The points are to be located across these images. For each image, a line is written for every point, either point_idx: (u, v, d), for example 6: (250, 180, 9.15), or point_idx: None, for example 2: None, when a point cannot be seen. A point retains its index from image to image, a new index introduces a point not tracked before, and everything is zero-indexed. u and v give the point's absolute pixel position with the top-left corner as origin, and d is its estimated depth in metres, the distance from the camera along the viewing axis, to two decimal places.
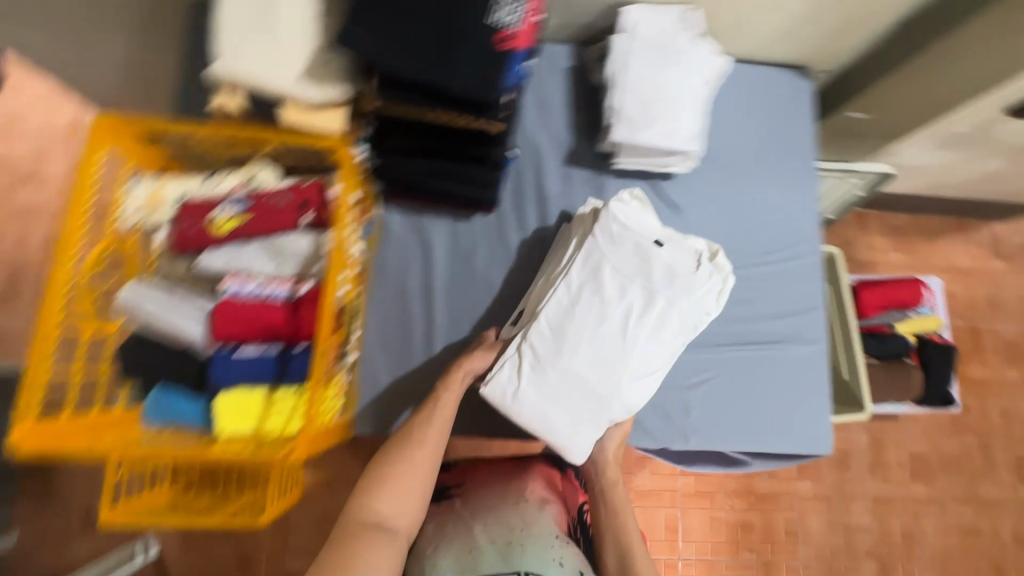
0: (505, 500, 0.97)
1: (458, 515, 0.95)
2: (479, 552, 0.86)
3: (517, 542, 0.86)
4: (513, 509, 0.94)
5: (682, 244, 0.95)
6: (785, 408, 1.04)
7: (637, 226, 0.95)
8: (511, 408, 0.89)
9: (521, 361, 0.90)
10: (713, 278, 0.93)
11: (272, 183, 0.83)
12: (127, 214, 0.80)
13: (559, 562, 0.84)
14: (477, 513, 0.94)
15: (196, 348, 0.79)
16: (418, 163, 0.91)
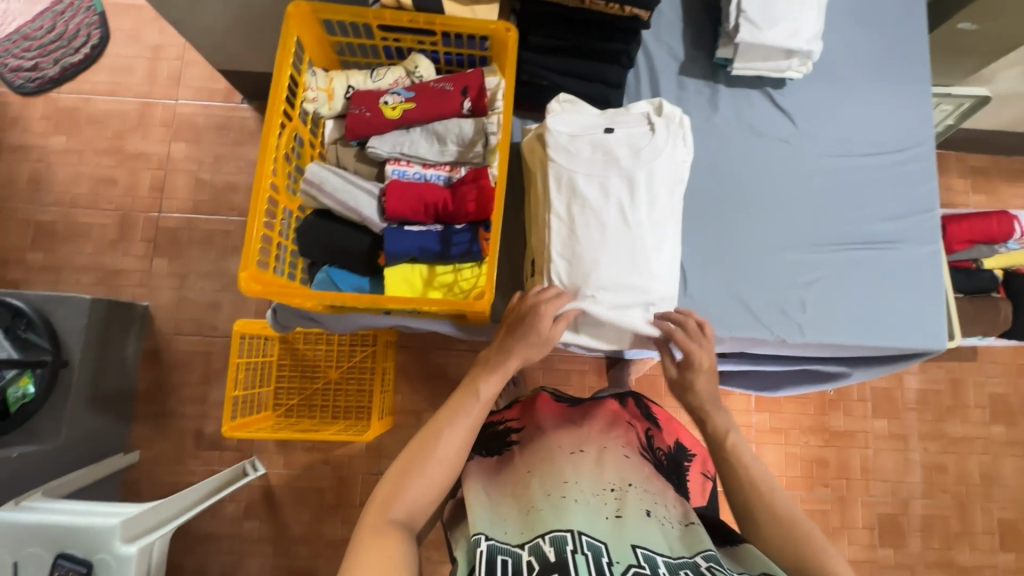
0: (558, 446, 0.94)
1: (516, 466, 0.93)
2: (532, 511, 0.84)
3: (572, 499, 0.84)
4: (567, 458, 0.91)
5: (625, 118, 0.92)
6: (898, 304, 1.07)
7: (586, 119, 0.92)
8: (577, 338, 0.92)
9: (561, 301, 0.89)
10: (673, 127, 0.92)
11: (431, 76, 0.89)
12: (307, 101, 0.87)
13: (618, 516, 0.83)
14: (534, 465, 0.92)
15: (369, 224, 0.87)
16: (556, 60, 0.95)
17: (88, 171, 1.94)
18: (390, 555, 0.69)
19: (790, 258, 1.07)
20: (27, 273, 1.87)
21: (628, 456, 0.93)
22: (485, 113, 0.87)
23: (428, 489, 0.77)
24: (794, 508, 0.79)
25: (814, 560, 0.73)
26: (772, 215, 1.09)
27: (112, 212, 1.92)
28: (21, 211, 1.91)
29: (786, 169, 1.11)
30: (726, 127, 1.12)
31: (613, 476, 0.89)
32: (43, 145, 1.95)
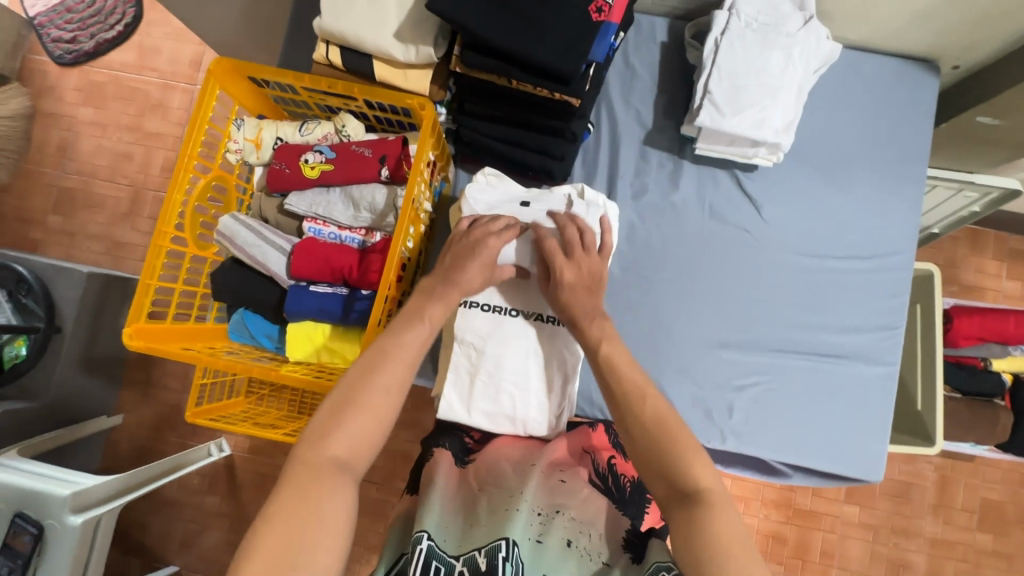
0: (505, 466, 0.77)
1: (467, 480, 0.76)
2: (471, 525, 0.67)
3: (505, 509, 0.67)
4: (511, 472, 0.76)
5: (546, 196, 0.88)
6: (834, 422, 0.99)
7: (504, 195, 0.88)
8: (472, 421, 0.85)
9: (459, 372, 0.86)
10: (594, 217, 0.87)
11: (358, 136, 0.88)
12: (232, 151, 0.88)
13: (540, 541, 0.65)
14: (487, 479, 0.75)
15: (278, 279, 0.88)
16: (492, 127, 0.92)
17: (109, 145, 2.04)
18: (316, 507, 0.58)
19: (727, 356, 1.02)
20: (46, 234, 2.01)
21: (565, 481, 0.74)
22: (402, 181, 0.86)
23: (371, 428, 0.65)
24: (669, 419, 0.67)
25: (688, 481, 0.62)
26: (715, 308, 1.03)
27: (125, 187, 2.02)
28: (46, 176, 2.04)
29: (742, 260, 1.04)
30: (683, 208, 1.05)
31: (547, 499, 0.71)
32: (72, 115, 2.07)
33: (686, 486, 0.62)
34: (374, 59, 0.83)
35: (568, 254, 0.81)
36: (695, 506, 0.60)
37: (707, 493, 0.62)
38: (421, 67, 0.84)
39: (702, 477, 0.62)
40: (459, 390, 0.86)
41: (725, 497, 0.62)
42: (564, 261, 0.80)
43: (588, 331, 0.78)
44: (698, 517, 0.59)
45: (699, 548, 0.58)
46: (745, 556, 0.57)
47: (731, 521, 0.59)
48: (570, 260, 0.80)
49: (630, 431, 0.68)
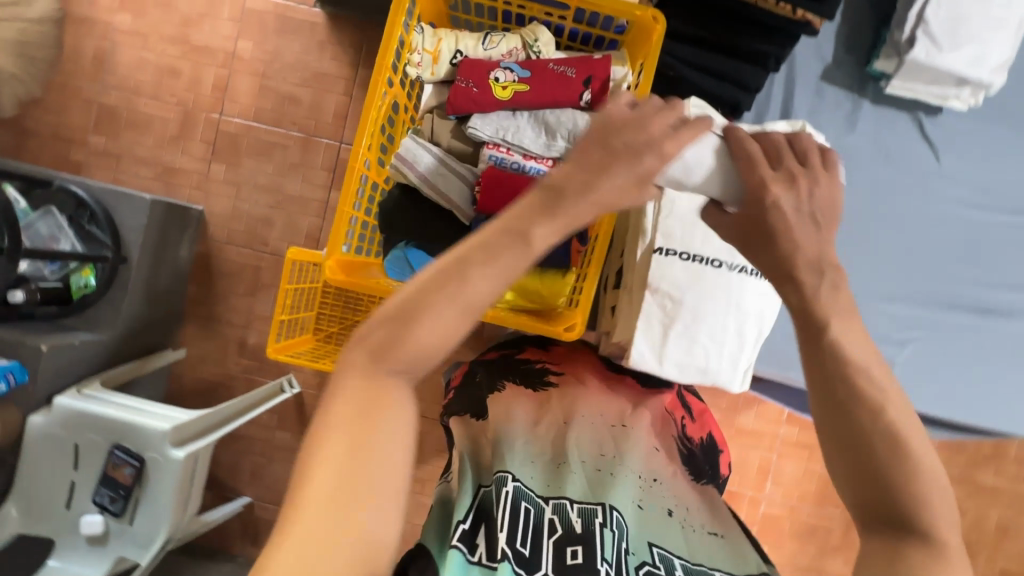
0: (601, 415, 0.80)
1: (550, 407, 0.80)
2: (561, 466, 0.71)
3: (601, 471, 0.72)
4: (607, 432, 0.77)
5: None
6: (989, 379, 0.99)
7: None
8: (664, 369, 0.82)
9: (653, 320, 0.82)
10: None
11: (550, 52, 0.79)
12: (411, 64, 0.78)
13: (642, 506, 0.68)
14: (573, 414, 0.79)
15: (458, 213, 0.80)
16: (692, 51, 0.83)
17: (153, 58, 1.58)
18: (379, 420, 0.46)
19: (890, 311, 0.99)
20: (89, 157, 1.61)
21: (658, 450, 0.78)
22: (603, 107, 0.78)
23: (449, 337, 0.47)
24: (904, 433, 0.49)
25: (917, 521, 0.49)
26: (881, 263, 0.99)
27: (174, 108, 1.59)
28: (80, 91, 1.59)
29: (913, 212, 0.99)
30: (857, 154, 0.99)
31: (647, 465, 0.74)
32: (107, 22, 1.57)
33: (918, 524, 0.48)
34: None
35: (775, 163, 0.54)
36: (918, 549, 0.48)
37: (937, 538, 0.48)
38: None
39: (938, 519, 0.48)
40: (650, 336, 0.82)
41: (957, 551, 0.49)
42: (769, 171, 0.54)
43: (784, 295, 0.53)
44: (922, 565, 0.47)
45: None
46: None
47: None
48: (779, 170, 0.53)
49: (855, 448, 0.50)
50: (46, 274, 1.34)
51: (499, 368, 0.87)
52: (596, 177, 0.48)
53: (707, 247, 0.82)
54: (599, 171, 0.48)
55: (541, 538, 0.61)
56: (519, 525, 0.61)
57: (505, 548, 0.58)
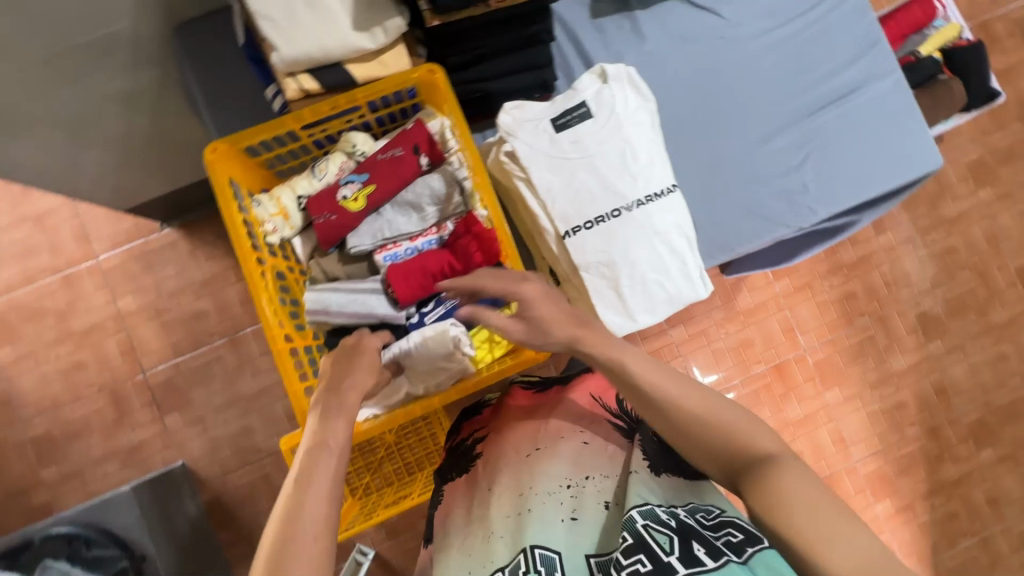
0: (511, 450, 0.84)
1: (477, 483, 0.83)
2: (490, 538, 0.75)
3: (519, 513, 0.74)
4: (523, 464, 0.80)
5: (571, 99, 0.86)
6: (882, 143, 1.08)
7: (539, 121, 0.86)
8: (638, 322, 0.87)
9: (603, 292, 0.86)
10: (624, 87, 0.87)
11: (372, 147, 0.84)
12: (269, 234, 0.80)
13: (576, 517, 0.73)
14: (497, 476, 0.82)
15: (391, 321, 0.82)
16: (482, 69, 0.89)
17: (51, 368, 1.47)
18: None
19: (775, 146, 1.06)
20: (50, 494, 1.46)
21: (586, 442, 0.81)
22: (443, 159, 0.82)
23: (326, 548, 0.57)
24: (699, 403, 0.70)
25: (750, 453, 0.68)
26: (740, 117, 1.07)
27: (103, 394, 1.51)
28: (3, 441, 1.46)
29: (734, 65, 1.08)
30: (660, 52, 1.08)
31: (570, 467, 0.79)
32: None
33: (750, 459, 0.67)
34: (348, 62, 0.78)
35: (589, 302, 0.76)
36: (765, 471, 0.65)
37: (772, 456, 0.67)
38: (391, 47, 0.80)
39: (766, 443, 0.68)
40: (611, 304, 0.86)
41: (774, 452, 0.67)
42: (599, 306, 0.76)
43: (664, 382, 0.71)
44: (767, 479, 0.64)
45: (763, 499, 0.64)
46: (818, 519, 0.61)
47: (791, 477, 0.64)
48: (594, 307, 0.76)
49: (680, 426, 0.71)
50: None
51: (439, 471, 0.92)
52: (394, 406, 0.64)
53: (603, 206, 0.85)
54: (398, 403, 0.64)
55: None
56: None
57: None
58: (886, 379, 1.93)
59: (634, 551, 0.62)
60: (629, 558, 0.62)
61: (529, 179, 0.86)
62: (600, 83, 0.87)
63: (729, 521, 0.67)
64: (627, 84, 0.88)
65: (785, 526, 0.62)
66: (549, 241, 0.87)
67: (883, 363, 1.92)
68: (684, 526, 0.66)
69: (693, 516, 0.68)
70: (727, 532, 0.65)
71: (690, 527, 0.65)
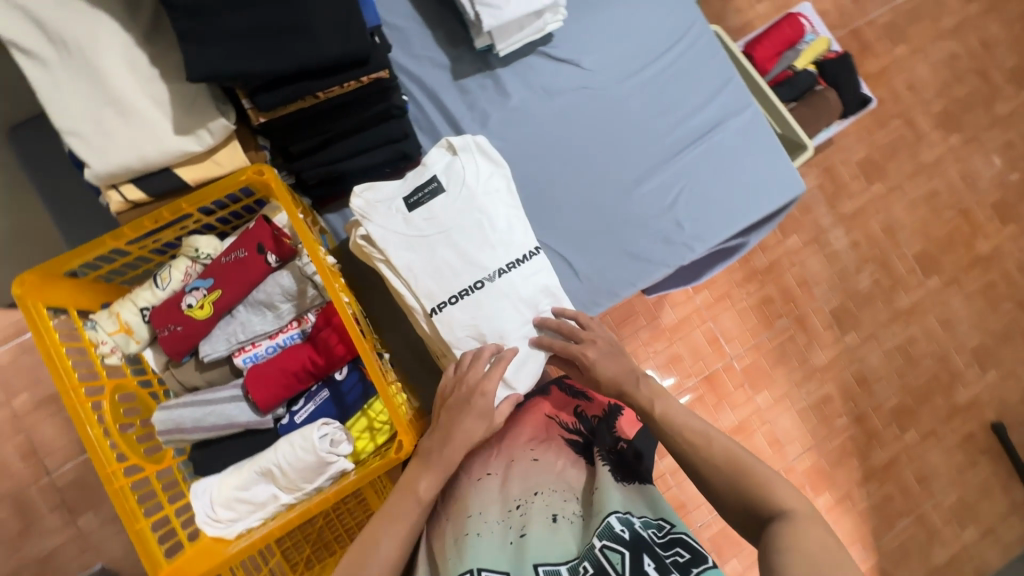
0: (467, 476, 0.84)
1: (435, 515, 0.82)
2: (443, 563, 0.73)
3: (470, 534, 0.74)
4: (474, 488, 0.81)
5: (421, 175, 0.87)
6: (748, 175, 1.12)
7: (392, 201, 0.85)
8: (520, 387, 0.86)
9: None
10: (475, 156, 0.88)
11: (218, 248, 0.79)
12: (107, 355, 0.76)
13: (524, 532, 0.73)
14: (451, 506, 0.81)
15: (257, 425, 0.79)
16: (331, 151, 0.87)
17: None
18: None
19: (647, 189, 1.09)
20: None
21: (537, 460, 0.82)
22: (293, 254, 0.80)
23: None
24: (740, 456, 0.70)
25: (766, 507, 0.65)
26: (610, 163, 1.10)
27: None
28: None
29: (599, 113, 1.11)
30: (526, 106, 1.09)
31: (517, 488, 0.79)
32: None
33: (767, 514, 0.65)
34: (175, 167, 0.74)
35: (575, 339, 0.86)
36: (782, 525, 0.62)
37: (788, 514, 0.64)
38: (224, 145, 0.77)
39: (786, 498, 0.64)
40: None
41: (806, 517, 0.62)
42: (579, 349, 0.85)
43: (638, 393, 0.80)
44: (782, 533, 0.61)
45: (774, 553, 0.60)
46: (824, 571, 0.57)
47: (806, 533, 0.60)
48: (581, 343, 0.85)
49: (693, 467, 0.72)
50: None
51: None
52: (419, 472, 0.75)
53: (466, 278, 0.84)
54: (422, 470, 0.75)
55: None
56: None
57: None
58: (810, 376, 1.93)
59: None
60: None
61: (389, 260, 0.84)
62: (449, 155, 0.88)
63: (676, 538, 0.70)
64: (476, 154, 0.88)
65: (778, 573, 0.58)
66: (419, 319, 0.86)
67: (806, 361, 1.92)
68: (637, 539, 0.69)
69: (646, 529, 0.71)
70: (675, 551, 0.68)
71: (643, 542, 0.68)
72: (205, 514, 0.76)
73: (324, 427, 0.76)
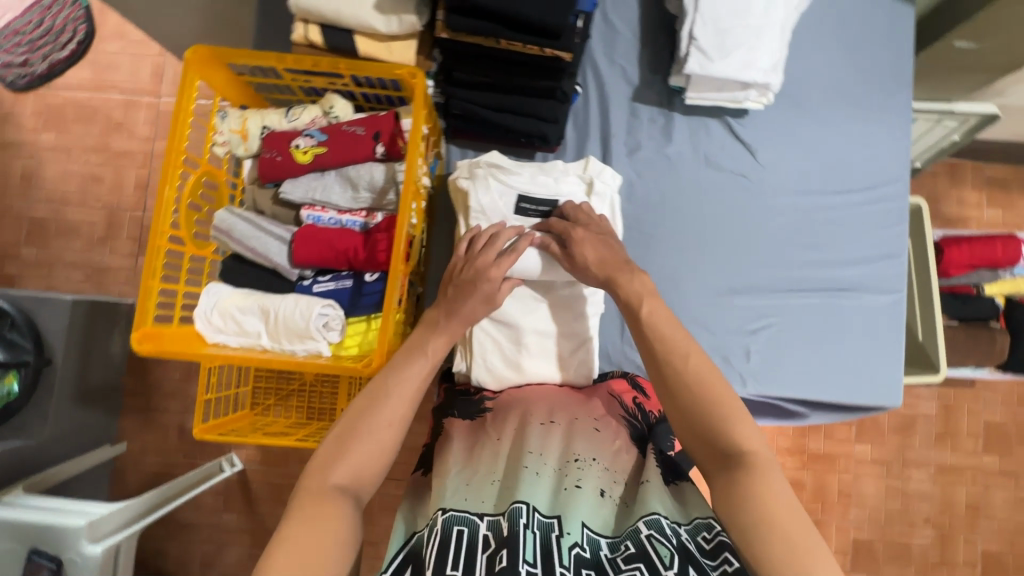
0: (528, 415, 0.76)
1: (484, 432, 0.75)
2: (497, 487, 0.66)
3: (528, 470, 0.67)
4: (535, 430, 0.73)
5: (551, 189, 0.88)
6: (850, 351, 1.01)
7: (510, 188, 0.87)
8: (524, 379, 0.85)
9: (489, 348, 0.85)
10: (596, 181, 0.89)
11: (348, 116, 0.86)
12: (218, 144, 0.86)
13: (577, 487, 0.66)
14: (505, 432, 0.74)
15: (282, 272, 0.86)
16: (483, 96, 0.90)
17: (77, 169, 1.63)
18: (329, 529, 0.56)
19: (738, 302, 1.03)
20: (21, 269, 1.62)
21: (599, 429, 0.74)
22: (398, 157, 0.84)
23: (372, 456, 0.64)
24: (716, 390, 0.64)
25: (732, 444, 0.61)
26: (720, 257, 1.04)
27: (99, 211, 1.63)
28: (11, 207, 1.63)
29: (740, 207, 1.05)
30: (677, 160, 1.05)
31: (579, 446, 0.71)
32: (33, 141, 1.64)
33: (727, 449, 0.61)
34: (357, 35, 0.81)
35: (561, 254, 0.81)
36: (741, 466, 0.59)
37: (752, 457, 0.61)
38: (404, 38, 0.83)
39: (747, 440, 0.61)
40: (500, 354, 0.85)
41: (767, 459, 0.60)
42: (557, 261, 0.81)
43: None
44: (740, 479, 0.58)
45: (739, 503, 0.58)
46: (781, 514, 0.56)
47: (771, 481, 0.58)
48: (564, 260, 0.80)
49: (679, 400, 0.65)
50: None
51: (441, 410, 0.83)
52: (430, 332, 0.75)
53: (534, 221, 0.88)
54: (428, 334, 0.74)
55: (473, 554, 0.56)
56: (449, 549, 0.57)
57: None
58: None
59: (633, 561, 0.56)
60: (627, 565, 0.56)
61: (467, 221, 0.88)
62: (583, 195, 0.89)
63: (727, 543, 0.57)
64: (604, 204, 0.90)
65: (749, 508, 0.57)
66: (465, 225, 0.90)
67: None
68: (682, 549, 0.57)
69: (693, 538, 0.59)
70: (723, 558, 0.56)
71: (690, 552, 0.57)
72: (203, 311, 0.84)
73: (326, 309, 0.82)
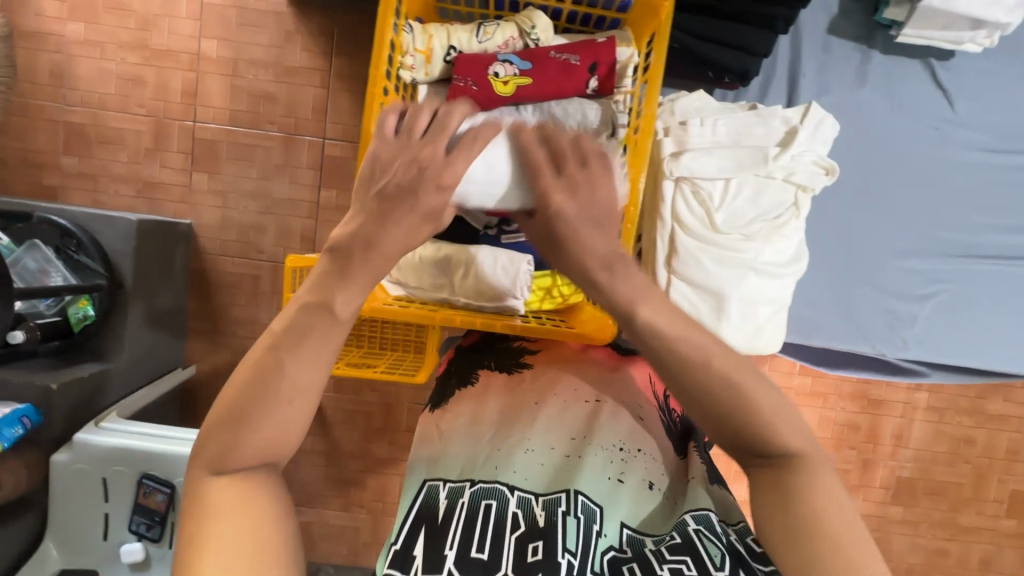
0: (571, 388, 0.71)
1: (521, 391, 0.71)
2: (538, 463, 0.62)
3: (568, 456, 0.63)
4: (581, 411, 0.68)
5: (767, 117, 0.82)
6: (1008, 319, 1.00)
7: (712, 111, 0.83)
8: (721, 346, 0.82)
9: (688, 311, 0.81)
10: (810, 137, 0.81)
11: (548, 40, 0.74)
12: (404, 68, 0.73)
13: (621, 480, 0.61)
14: (546, 395, 0.70)
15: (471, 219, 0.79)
16: (697, 24, 0.79)
17: (114, 68, 1.23)
18: (252, 515, 0.42)
19: (910, 266, 0.99)
20: (65, 182, 1.27)
21: (645, 420, 0.69)
22: (611, 94, 0.74)
23: (300, 422, 0.45)
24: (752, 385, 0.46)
25: (780, 447, 0.46)
26: (899, 219, 0.98)
27: (145, 118, 1.25)
28: (43, 108, 1.24)
29: (926, 164, 0.97)
30: (867, 106, 0.95)
31: (626, 432, 0.66)
32: (58, 32, 1.22)
33: (770, 452, 0.47)
34: None
35: (557, 169, 0.51)
36: (790, 472, 0.46)
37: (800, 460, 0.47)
38: None
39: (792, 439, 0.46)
40: (696, 320, 0.81)
41: (819, 464, 0.47)
42: (551, 177, 0.51)
43: None
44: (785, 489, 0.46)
45: (796, 532, 0.45)
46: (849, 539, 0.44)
47: (834, 491, 0.46)
48: (560, 177, 0.50)
49: (707, 406, 0.47)
50: (43, 309, 1.11)
51: (476, 353, 0.80)
52: (378, 231, 0.47)
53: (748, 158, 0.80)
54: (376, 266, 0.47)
55: (504, 536, 0.54)
56: (477, 529, 0.54)
57: (453, 568, 0.51)
58: None
59: (679, 552, 0.54)
60: (672, 555, 0.54)
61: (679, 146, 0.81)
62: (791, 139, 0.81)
63: None
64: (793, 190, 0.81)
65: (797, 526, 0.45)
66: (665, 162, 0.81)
67: None
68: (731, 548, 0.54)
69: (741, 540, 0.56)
70: None
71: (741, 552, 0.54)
72: None
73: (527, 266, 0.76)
